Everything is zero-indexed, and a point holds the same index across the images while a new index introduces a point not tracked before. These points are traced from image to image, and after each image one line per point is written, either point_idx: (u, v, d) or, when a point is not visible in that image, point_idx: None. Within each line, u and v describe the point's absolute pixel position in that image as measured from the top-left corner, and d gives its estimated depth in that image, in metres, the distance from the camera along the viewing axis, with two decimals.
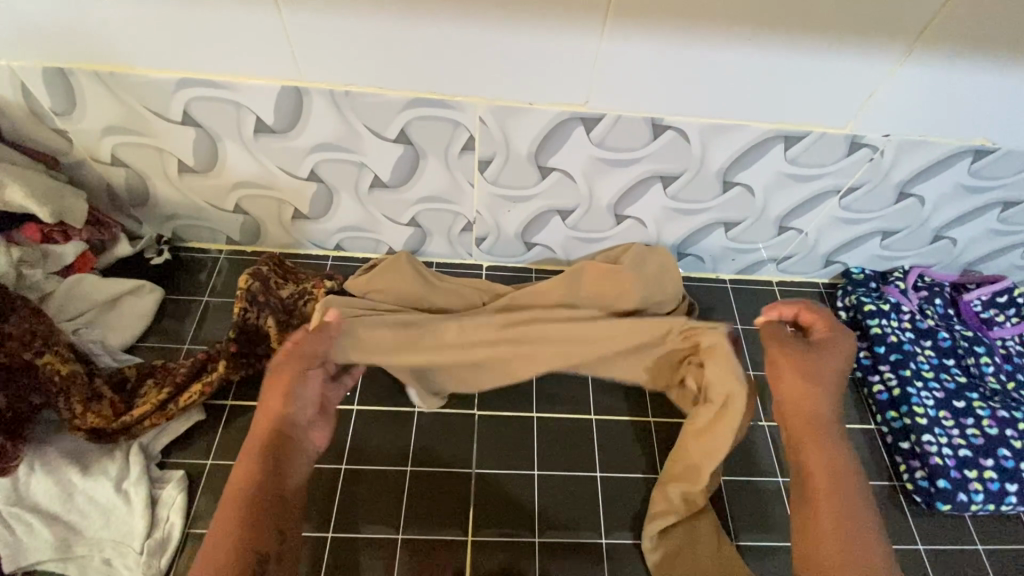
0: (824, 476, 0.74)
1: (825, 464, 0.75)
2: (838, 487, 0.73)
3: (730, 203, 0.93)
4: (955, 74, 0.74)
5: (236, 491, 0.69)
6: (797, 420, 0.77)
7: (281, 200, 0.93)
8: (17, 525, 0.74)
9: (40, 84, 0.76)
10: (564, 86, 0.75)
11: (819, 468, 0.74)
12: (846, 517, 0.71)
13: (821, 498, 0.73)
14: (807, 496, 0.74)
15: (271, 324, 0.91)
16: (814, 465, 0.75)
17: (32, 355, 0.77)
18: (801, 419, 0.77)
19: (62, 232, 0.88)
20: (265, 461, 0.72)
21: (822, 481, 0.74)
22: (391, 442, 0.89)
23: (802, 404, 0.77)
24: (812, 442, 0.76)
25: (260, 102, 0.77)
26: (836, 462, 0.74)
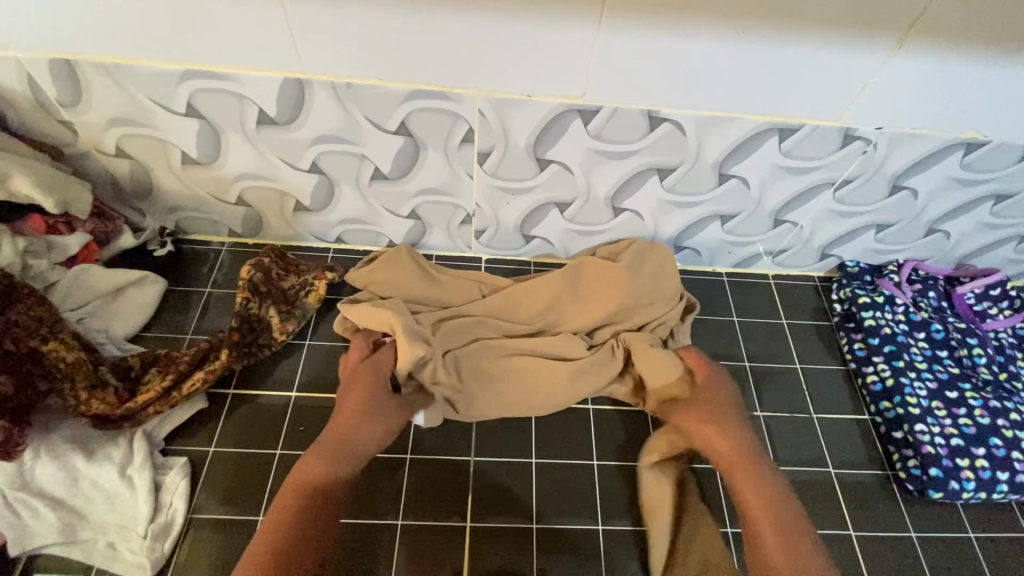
0: (756, 506, 0.77)
1: (761, 493, 0.77)
2: (777, 503, 0.77)
3: (726, 195, 0.94)
4: (945, 67, 0.75)
5: (287, 494, 0.72)
6: (722, 448, 0.82)
7: (283, 192, 0.94)
8: (23, 510, 0.76)
9: (47, 76, 0.77)
10: (561, 78, 0.76)
11: (752, 493, 0.78)
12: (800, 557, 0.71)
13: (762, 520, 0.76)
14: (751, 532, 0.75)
15: (272, 314, 0.93)
16: (745, 497, 0.78)
17: (38, 342, 0.78)
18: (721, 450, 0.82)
19: (66, 224, 0.91)
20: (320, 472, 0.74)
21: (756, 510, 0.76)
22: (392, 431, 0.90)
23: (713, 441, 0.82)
24: (743, 471, 0.80)
25: (262, 94, 0.78)
26: (766, 489, 0.78)
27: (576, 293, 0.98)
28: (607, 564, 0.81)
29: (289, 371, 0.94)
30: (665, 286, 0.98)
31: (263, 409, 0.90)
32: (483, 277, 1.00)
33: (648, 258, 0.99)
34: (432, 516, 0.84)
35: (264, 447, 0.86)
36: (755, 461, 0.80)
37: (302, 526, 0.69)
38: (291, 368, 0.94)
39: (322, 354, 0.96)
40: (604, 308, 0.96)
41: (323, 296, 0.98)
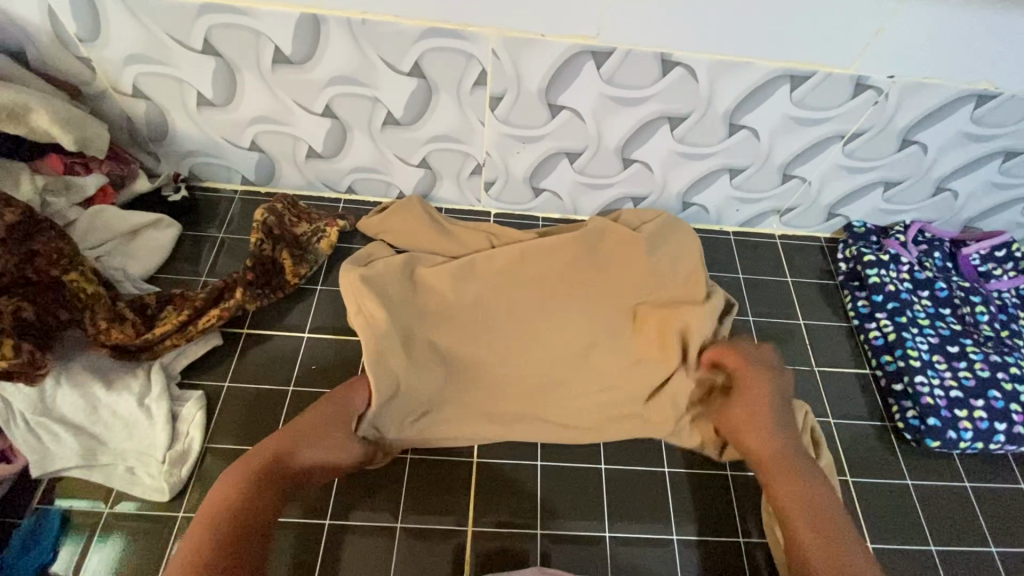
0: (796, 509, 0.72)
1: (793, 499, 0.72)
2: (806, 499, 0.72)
3: (736, 147, 0.95)
4: (958, 13, 0.75)
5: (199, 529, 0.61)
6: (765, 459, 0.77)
7: (296, 136, 0.95)
8: (43, 434, 0.78)
9: (65, 8, 0.78)
10: (575, 16, 0.76)
11: (797, 510, 0.71)
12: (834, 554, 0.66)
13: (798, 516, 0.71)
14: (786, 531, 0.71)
15: (285, 256, 0.95)
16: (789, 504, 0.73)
17: (60, 273, 0.79)
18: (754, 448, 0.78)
19: (82, 165, 0.92)
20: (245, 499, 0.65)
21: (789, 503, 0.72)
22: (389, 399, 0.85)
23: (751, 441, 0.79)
24: (782, 478, 0.75)
25: (278, 30, 0.79)
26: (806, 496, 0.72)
27: (594, 259, 0.94)
28: (609, 501, 0.84)
29: (302, 314, 0.95)
30: (681, 272, 0.94)
31: (276, 348, 0.92)
32: (494, 229, 0.99)
33: (668, 236, 0.97)
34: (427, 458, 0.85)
35: (277, 384, 0.89)
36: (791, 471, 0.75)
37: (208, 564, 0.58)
38: (303, 311, 0.96)
39: (333, 300, 0.97)
40: (622, 275, 0.93)
41: (335, 243, 0.99)
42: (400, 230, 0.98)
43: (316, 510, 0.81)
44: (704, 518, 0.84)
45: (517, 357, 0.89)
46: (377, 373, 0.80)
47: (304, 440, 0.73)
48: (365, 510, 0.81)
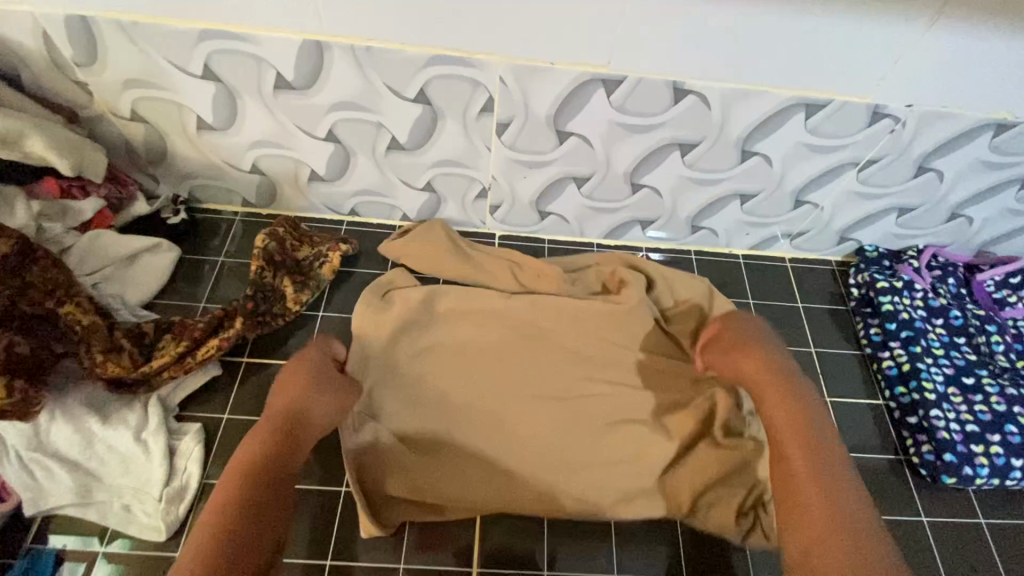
0: (788, 434, 0.67)
1: (787, 424, 0.68)
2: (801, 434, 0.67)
3: (748, 173, 0.93)
4: (980, 42, 0.73)
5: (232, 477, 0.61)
6: (766, 385, 0.73)
7: (298, 160, 0.93)
8: (38, 471, 0.76)
9: (61, 33, 0.76)
10: (586, 44, 0.74)
11: (791, 439, 0.67)
12: (822, 482, 0.62)
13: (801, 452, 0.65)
14: (779, 467, 0.65)
15: (286, 283, 0.93)
16: (777, 425, 0.69)
17: (54, 304, 0.77)
18: (751, 379, 0.75)
19: (80, 188, 0.91)
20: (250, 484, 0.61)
21: (784, 436, 0.67)
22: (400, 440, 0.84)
23: (752, 369, 0.76)
24: (778, 408, 0.70)
25: (280, 56, 0.77)
26: (800, 421, 0.68)
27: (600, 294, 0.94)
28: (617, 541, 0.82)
29: (302, 342, 0.93)
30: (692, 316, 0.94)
31: (276, 377, 0.90)
32: (517, 259, 0.98)
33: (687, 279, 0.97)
34: (429, 509, 0.79)
35: None
36: (795, 393, 0.71)
37: (248, 499, 0.59)
38: (304, 338, 0.94)
39: (335, 327, 0.95)
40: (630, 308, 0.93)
41: (337, 267, 0.97)
42: (422, 256, 0.98)
43: (318, 544, 0.78)
44: (722, 558, 0.80)
45: (524, 389, 0.88)
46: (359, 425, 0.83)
47: (306, 396, 0.74)
48: (371, 545, 0.78)
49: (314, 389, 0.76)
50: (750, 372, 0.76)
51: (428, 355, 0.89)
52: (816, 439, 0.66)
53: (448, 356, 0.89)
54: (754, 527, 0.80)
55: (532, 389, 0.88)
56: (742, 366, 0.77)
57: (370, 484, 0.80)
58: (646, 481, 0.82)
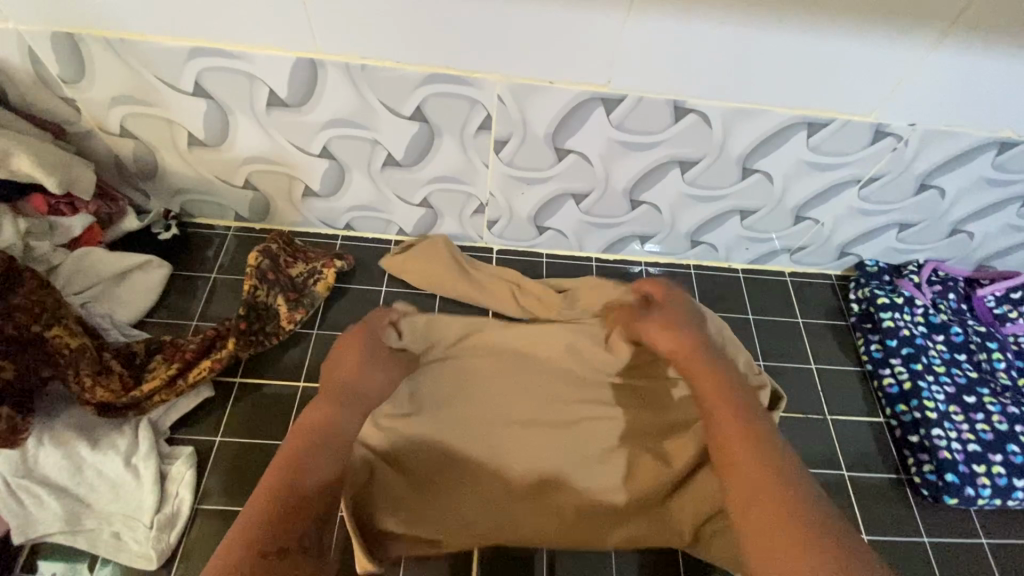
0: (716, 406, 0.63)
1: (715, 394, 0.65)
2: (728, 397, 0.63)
3: (748, 190, 0.91)
4: (985, 63, 0.72)
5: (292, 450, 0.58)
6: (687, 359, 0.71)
7: (292, 176, 0.91)
8: (25, 498, 0.74)
9: (48, 50, 0.74)
10: (586, 64, 0.73)
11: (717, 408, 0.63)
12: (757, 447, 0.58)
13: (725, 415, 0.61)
14: (711, 430, 0.61)
15: (280, 302, 0.91)
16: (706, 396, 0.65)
17: (41, 328, 0.75)
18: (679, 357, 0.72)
19: (68, 205, 0.88)
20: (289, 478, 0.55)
21: (716, 398, 0.64)
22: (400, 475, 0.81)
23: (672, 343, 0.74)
24: (702, 379, 0.67)
25: (272, 74, 0.75)
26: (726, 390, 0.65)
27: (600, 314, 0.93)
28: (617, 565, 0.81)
29: (296, 361, 0.92)
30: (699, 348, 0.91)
31: (269, 398, 0.88)
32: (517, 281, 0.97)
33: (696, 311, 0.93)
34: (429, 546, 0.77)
35: (269, 437, 0.85)
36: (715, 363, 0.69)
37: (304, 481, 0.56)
38: (298, 357, 0.92)
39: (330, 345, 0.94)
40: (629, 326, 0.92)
41: (332, 284, 0.96)
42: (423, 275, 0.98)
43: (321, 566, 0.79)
44: None
45: (522, 410, 0.87)
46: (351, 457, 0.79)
47: (362, 368, 0.70)
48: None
49: (370, 367, 0.72)
50: (667, 343, 0.74)
51: (425, 375, 0.88)
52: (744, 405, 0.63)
53: (444, 375, 0.88)
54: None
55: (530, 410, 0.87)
56: (668, 341, 0.74)
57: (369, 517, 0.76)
58: (645, 504, 0.81)
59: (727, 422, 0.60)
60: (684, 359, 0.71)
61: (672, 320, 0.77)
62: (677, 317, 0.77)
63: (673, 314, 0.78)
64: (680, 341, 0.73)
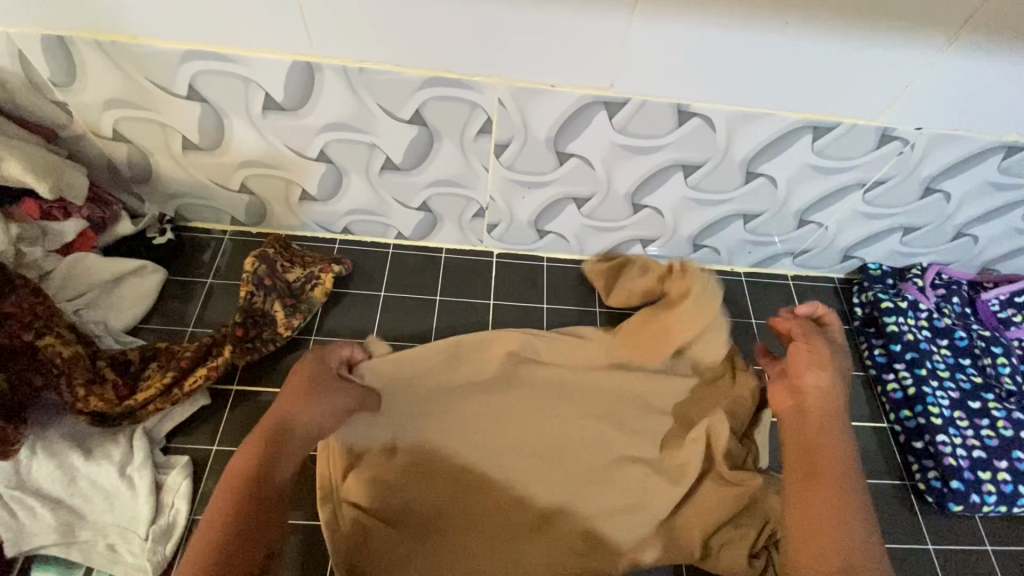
0: (828, 483, 0.64)
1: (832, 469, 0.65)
2: (825, 465, 0.65)
3: (752, 194, 0.90)
4: (995, 67, 0.71)
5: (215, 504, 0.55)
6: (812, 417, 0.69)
7: (289, 180, 0.90)
8: (18, 510, 0.73)
9: (38, 53, 0.72)
10: (588, 67, 0.72)
11: (827, 483, 0.64)
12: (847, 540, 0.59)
13: (818, 486, 0.64)
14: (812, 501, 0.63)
15: (277, 308, 0.90)
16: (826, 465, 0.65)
17: (33, 337, 0.74)
18: (807, 407, 0.70)
19: (61, 210, 0.86)
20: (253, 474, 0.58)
21: (821, 465, 0.65)
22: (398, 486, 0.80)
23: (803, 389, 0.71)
24: (821, 446, 0.67)
25: (268, 77, 0.73)
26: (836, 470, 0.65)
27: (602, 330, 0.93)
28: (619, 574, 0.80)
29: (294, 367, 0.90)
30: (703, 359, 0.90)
31: (266, 405, 0.87)
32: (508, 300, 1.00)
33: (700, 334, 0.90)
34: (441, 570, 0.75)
35: None
36: (842, 437, 0.67)
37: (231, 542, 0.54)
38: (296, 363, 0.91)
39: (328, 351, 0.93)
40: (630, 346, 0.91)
41: (330, 289, 0.95)
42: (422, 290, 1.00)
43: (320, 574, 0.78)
44: None
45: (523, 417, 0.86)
46: (340, 521, 0.77)
47: (304, 403, 0.67)
48: None
49: (314, 399, 0.68)
50: (806, 382, 0.71)
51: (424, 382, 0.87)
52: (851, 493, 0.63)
53: (443, 382, 0.87)
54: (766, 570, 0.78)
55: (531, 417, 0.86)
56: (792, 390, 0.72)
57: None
58: (647, 511, 0.80)
59: (818, 493, 0.63)
60: (797, 415, 0.70)
61: (805, 367, 0.72)
62: (801, 367, 0.72)
63: (802, 361, 0.73)
64: (799, 391, 0.71)
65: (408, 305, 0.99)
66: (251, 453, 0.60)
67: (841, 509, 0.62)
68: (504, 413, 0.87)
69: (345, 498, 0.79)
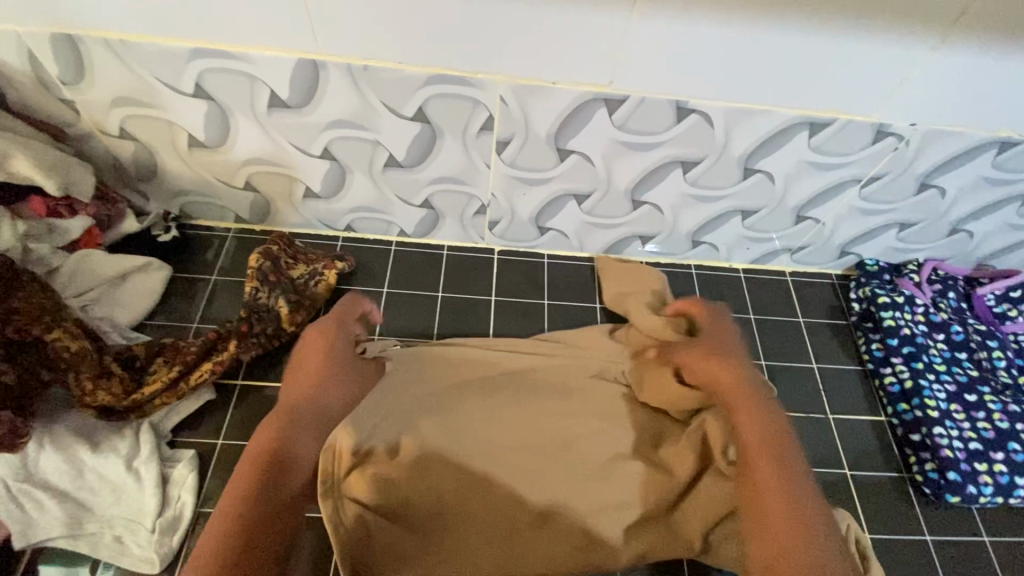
0: (756, 454, 0.65)
1: (756, 439, 0.67)
2: (756, 452, 0.66)
3: (749, 190, 0.92)
4: (987, 63, 0.72)
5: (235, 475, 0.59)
6: (732, 396, 0.72)
7: (293, 177, 0.91)
8: (25, 503, 0.74)
9: (47, 51, 0.74)
10: (589, 65, 0.73)
11: (755, 452, 0.66)
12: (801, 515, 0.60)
13: (750, 475, 0.65)
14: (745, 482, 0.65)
15: (282, 304, 0.90)
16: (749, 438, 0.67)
17: (42, 331, 0.74)
18: (723, 392, 0.74)
19: (67, 207, 0.87)
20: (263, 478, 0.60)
21: (752, 457, 0.66)
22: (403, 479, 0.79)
23: (718, 380, 0.75)
24: (744, 420, 0.69)
25: (274, 75, 0.75)
26: (767, 437, 0.67)
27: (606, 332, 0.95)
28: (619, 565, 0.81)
29: None
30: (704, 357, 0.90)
31: (270, 401, 0.88)
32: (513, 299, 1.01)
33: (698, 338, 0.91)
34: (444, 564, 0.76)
35: None
36: (765, 407, 0.70)
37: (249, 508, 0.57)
38: None
39: None
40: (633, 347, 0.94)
41: (333, 286, 0.96)
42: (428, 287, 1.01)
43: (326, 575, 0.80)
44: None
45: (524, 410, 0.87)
46: (342, 518, 0.73)
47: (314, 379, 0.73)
48: None
49: (326, 379, 0.75)
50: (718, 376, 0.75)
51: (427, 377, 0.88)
52: (780, 451, 0.65)
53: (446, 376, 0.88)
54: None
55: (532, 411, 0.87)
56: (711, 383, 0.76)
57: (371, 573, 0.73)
58: (647, 503, 0.81)
59: (755, 478, 0.64)
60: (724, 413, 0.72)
61: (706, 364, 0.77)
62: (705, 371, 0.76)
63: (696, 360, 0.79)
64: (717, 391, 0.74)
65: (411, 301, 1.00)
66: (269, 429, 0.65)
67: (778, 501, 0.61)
68: (506, 406, 0.88)
69: (346, 494, 0.73)
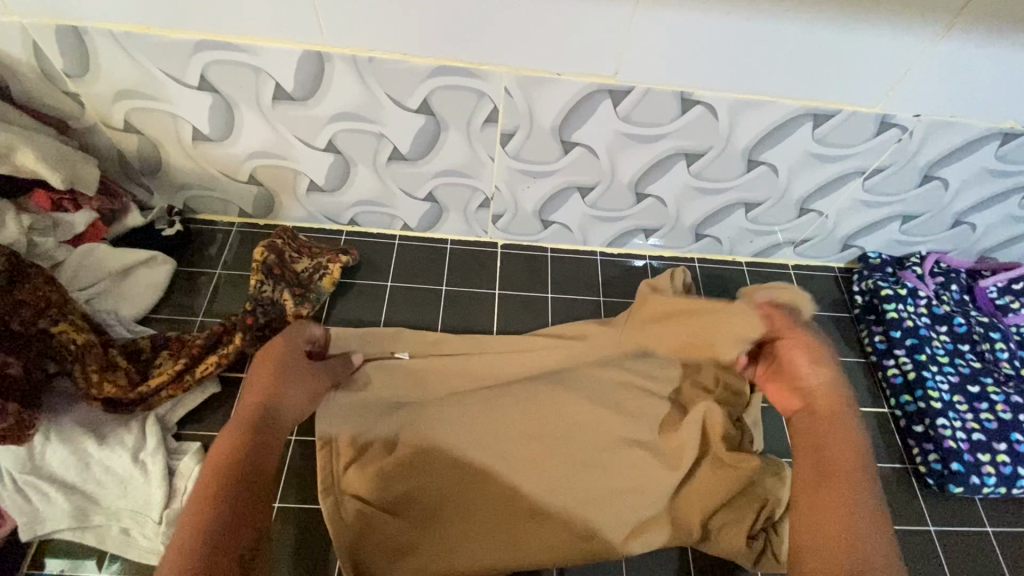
0: (833, 464, 0.59)
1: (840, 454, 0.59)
2: (839, 463, 0.58)
3: (753, 182, 0.92)
4: (991, 54, 0.72)
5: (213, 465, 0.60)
6: (827, 403, 0.63)
7: (297, 171, 0.91)
8: (32, 495, 0.74)
9: (52, 43, 0.74)
10: (593, 56, 0.73)
11: (830, 467, 0.58)
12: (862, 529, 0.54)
13: (826, 477, 0.58)
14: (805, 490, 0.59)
15: (287, 297, 0.90)
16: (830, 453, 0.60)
17: (48, 324, 0.75)
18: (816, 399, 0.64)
19: (71, 201, 0.87)
20: (253, 450, 0.62)
21: (831, 464, 0.59)
22: (407, 470, 0.81)
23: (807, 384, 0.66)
24: (830, 425, 0.62)
25: (280, 67, 0.75)
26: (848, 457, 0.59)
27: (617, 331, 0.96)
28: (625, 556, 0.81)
29: None
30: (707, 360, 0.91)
31: None
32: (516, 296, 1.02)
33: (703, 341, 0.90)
34: (448, 554, 0.76)
35: None
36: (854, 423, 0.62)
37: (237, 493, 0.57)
38: None
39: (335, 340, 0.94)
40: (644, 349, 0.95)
41: (337, 279, 0.96)
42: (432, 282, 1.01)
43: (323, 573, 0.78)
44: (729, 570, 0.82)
45: (528, 402, 0.88)
46: (343, 512, 0.78)
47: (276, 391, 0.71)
48: None
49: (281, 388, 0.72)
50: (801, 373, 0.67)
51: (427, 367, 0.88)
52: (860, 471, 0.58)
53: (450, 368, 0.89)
54: (765, 551, 0.80)
55: (537, 403, 0.88)
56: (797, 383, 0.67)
57: (370, 569, 0.75)
58: (651, 493, 0.82)
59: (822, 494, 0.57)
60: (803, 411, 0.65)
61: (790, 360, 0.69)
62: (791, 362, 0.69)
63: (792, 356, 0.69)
64: (803, 388, 0.66)
65: (415, 295, 1.00)
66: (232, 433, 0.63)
67: (852, 505, 0.55)
68: (511, 399, 0.88)
69: (346, 491, 0.80)
